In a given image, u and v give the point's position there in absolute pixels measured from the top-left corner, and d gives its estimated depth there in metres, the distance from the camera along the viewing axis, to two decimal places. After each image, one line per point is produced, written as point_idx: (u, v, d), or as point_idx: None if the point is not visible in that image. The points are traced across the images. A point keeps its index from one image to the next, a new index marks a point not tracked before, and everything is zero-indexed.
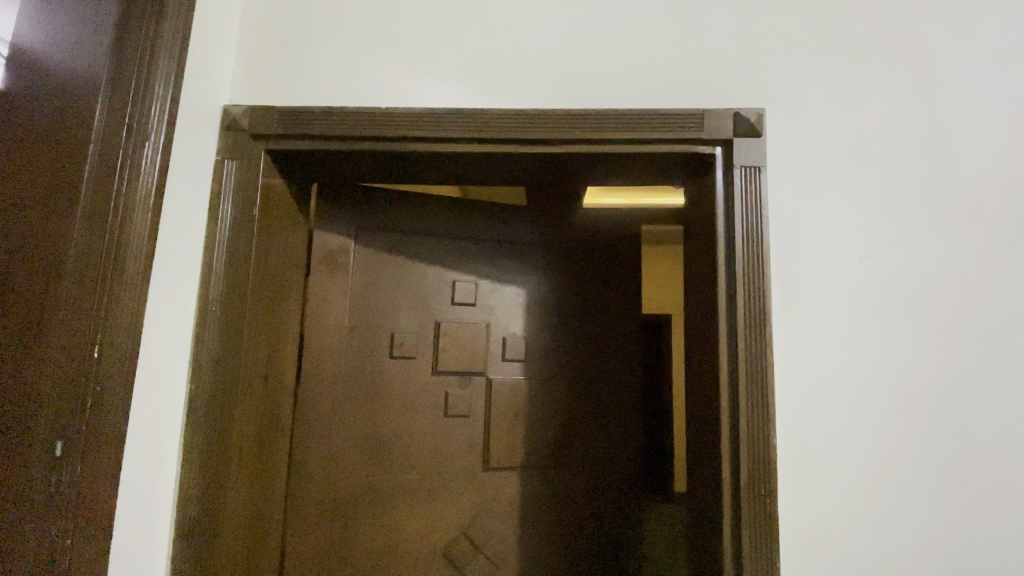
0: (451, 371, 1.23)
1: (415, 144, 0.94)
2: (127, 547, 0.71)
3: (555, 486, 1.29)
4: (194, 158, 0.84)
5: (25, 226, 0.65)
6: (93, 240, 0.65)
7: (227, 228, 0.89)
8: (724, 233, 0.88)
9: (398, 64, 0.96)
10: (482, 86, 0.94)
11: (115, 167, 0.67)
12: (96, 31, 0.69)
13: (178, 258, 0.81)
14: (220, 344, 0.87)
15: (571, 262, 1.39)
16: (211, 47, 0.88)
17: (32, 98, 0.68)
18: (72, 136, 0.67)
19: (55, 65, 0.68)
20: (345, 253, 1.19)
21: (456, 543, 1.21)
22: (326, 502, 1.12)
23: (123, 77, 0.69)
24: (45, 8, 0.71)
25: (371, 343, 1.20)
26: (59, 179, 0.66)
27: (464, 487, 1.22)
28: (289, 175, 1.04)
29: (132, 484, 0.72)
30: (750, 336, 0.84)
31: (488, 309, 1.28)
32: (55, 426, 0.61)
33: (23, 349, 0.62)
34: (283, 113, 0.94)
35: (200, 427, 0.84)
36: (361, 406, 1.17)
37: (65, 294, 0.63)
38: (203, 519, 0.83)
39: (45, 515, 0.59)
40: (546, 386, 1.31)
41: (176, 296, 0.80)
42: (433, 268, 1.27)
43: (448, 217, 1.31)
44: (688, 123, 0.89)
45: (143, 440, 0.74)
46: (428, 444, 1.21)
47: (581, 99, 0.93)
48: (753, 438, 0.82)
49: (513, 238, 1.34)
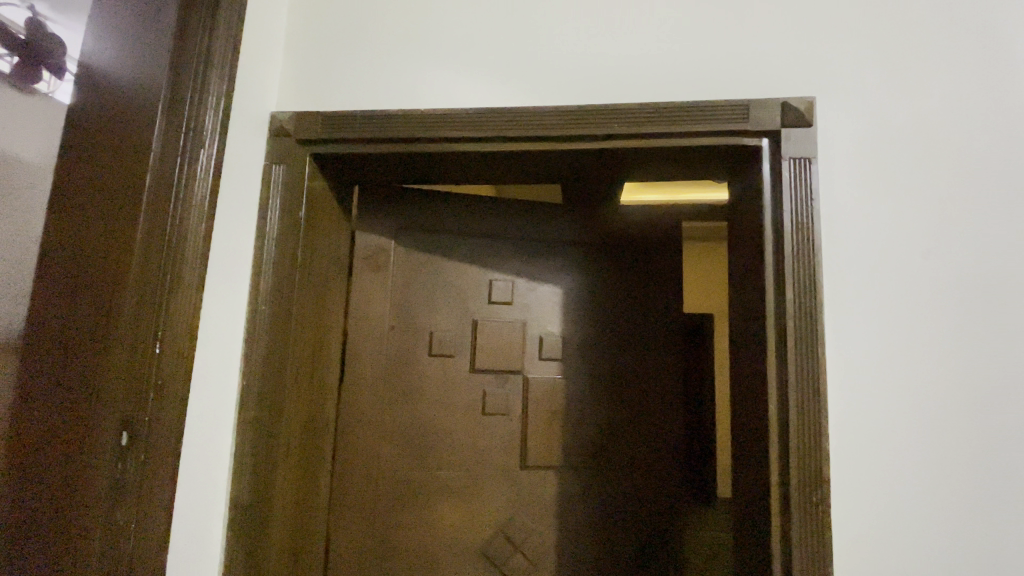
0: (487, 369, 1.24)
1: (452, 143, 0.95)
2: (185, 532, 0.76)
3: (594, 487, 1.27)
4: (244, 164, 0.87)
5: (94, 232, 0.69)
6: (154, 243, 0.69)
7: (275, 230, 0.92)
8: (772, 228, 0.84)
9: (437, 65, 0.97)
10: (520, 84, 0.94)
11: (172, 174, 0.70)
12: (154, 47, 0.73)
13: (230, 260, 0.84)
14: (269, 340, 0.90)
15: (611, 260, 1.35)
16: (259, 58, 0.92)
17: (98, 114, 0.73)
18: (133, 147, 0.71)
19: (118, 82, 0.73)
20: (386, 253, 1.23)
21: (495, 541, 1.21)
22: (369, 497, 1.16)
23: (179, 89, 0.73)
24: (109, 30, 0.75)
25: (410, 341, 1.22)
26: (122, 187, 0.70)
27: (501, 486, 1.22)
28: (334, 178, 1.07)
29: (190, 472, 0.76)
30: (800, 336, 0.80)
31: (525, 308, 1.28)
32: (123, 416, 0.65)
33: (91, 347, 0.66)
34: (327, 118, 0.96)
35: (252, 421, 0.87)
36: (400, 402, 1.20)
37: (127, 295, 0.67)
38: (253, 508, 0.86)
39: (110, 501, 0.63)
40: (584, 386, 1.29)
41: (229, 295, 0.84)
42: (471, 267, 1.28)
43: (486, 216, 1.31)
44: (732, 115, 0.86)
45: (200, 432, 0.78)
46: (466, 441, 1.22)
47: (620, 93, 0.91)
48: (803, 443, 0.78)
49: (550, 235, 1.33)
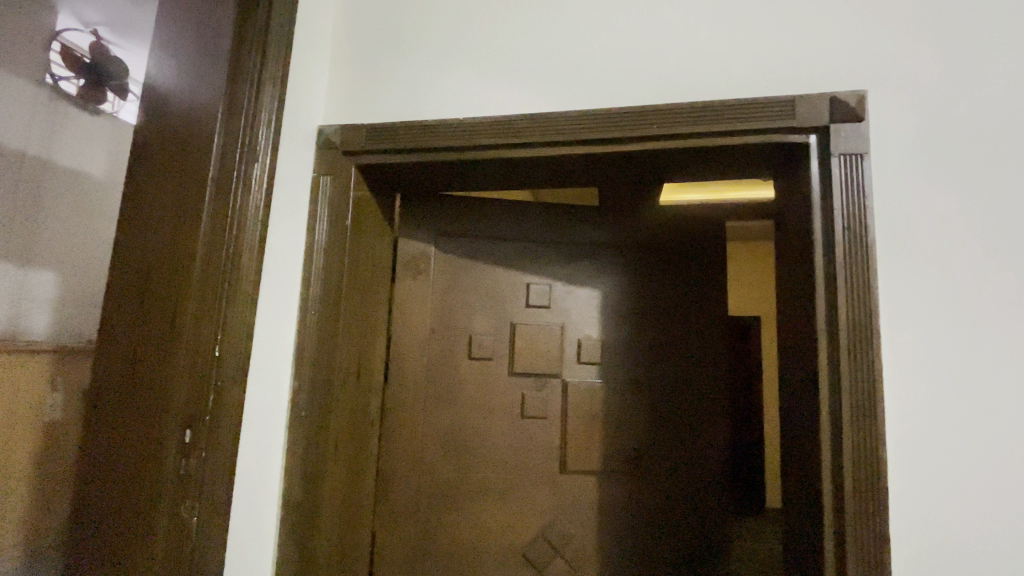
0: (526, 373, 1.25)
1: (490, 149, 0.96)
2: (242, 523, 0.80)
3: (636, 493, 1.24)
4: (293, 175, 0.92)
5: (160, 243, 0.75)
6: (214, 252, 0.73)
7: (323, 237, 0.96)
8: (822, 228, 0.81)
9: (475, 74, 0.99)
10: (557, 90, 0.95)
11: (229, 186, 0.75)
12: (211, 67, 0.78)
13: (283, 266, 0.89)
14: (318, 342, 0.93)
15: (653, 261, 1.32)
16: (307, 74, 0.96)
17: (163, 132, 0.78)
18: (194, 162, 0.76)
19: (181, 101, 0.78)
20: (426, 258, 1.27)
21: (536, 544, 1.21)
22: (412, 495, 1.19)
23: (235, 106, 0.77)
24: (172, 54, 0.81)
25: (450, 345, 1.25)
26: (184, 199, 0.75)
27: (541, 490, 1.23)
28: (378, 187, 1.10)
29: (246, 467, 0.80)
30: (854, 340, 0.77)
31: (563, 311, 1.28)
32: (186, 414, 0.70)
33: (158, 349, 0.71)
34: (370, 130, 1.00)
35: (302, 419, 0.91)
36: (441, 404, 1.23)
37: (189, 300, 0.71)
38: (303, 504, 0.89)
39: (176, 493, 0.68)
40: (624, 390, 1.27)
41: (282, 300, 0.89)
42: (509, 271, 1.29)
43: (524, 220, 1.32)
44: (776, 112, 0.84)
45: (255, 428, 0.82)
46: (506, 443, 1.23)
47: (659, 94, 0.90)
48: (858, 450, 0.75)
49: (589, 238, 1.32)
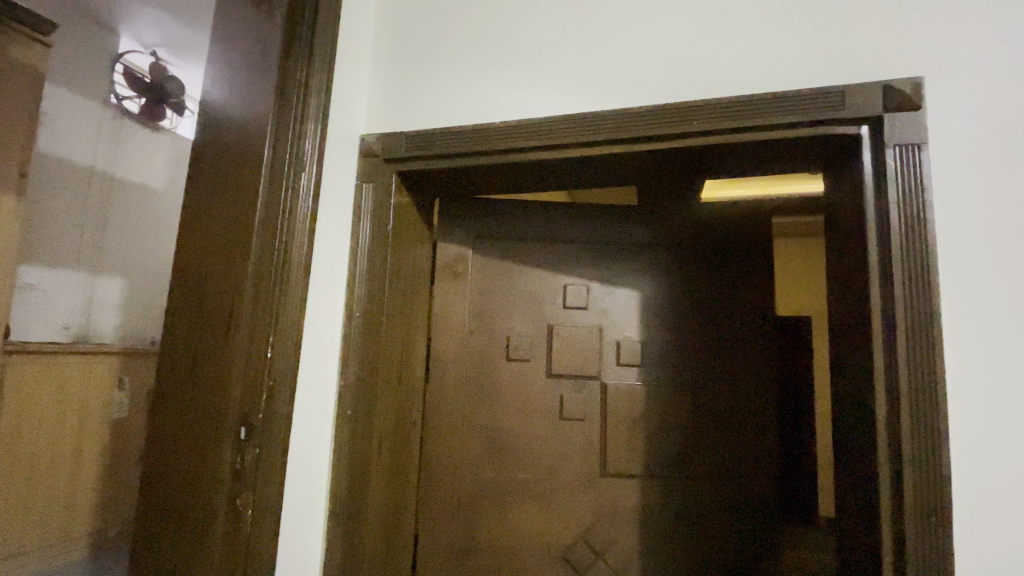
0: (564, 374, 1.24)
1: (526, 152, 0.97)
2: (293, 517, 0.83)
3: (679, 498, 1.21)
4: (337, 183, 0.95)
5: (216, 251, 0.79)
6: (265, 258, 0.77)
7: (366, 242, 0.99)
8: (876, 223, 0.77)
9: (511, 78, 1.00)
10: (594, 90, 0.94)
11: (278, 195, 0.79)
12: (261, 83, 0.82)
13: (329, 271, 0.92)
14: (362, 344, 0.96)
15: (694, 260, 1.29)
16: (348, 86, 1.00)
17: (217, 146, 0.83)
18: (245, 173, 0.80)
19: (234, 117, 0.83)
20: (464, 261, 1.29)
21: (577, 547, 1.20)
22: (452, 495, 1.21)
23: (282, 119, 0.81)
24: (225, 72, 0.86)
25: (488, 346, 1.26)
26: (237, 209, 0.79)
27: (580, 493, 1.22)
28: (417, 193, 1.13)
29: (296, 464, 0.84)
30: (913, 341, 0.73)
31: (601, 312, 1.27)
32: (242, 412, 0.73)
33: (215, 351, 0.76)
34: (409, 137, 1.02)
35: (348, 419, 0.94)
36: (481, 405, 1.24)
37: (243, 304, 0.75)
38: (349, 500, 0.92)
39: (233, 486, 0.72)
40: (665, 392, 1.25)
41: (328, 303, 0.92)
42: (547, 272, 1.29)
43: (561, 221, 1.32)
44: (825, 103, 0.80)
45: (305, 427, 0.86)
46: (545, 445, 1.23)
47: (699, 90, 0.88)
48: (920, 457, 0.70)
49: (627, 237, 1.30)
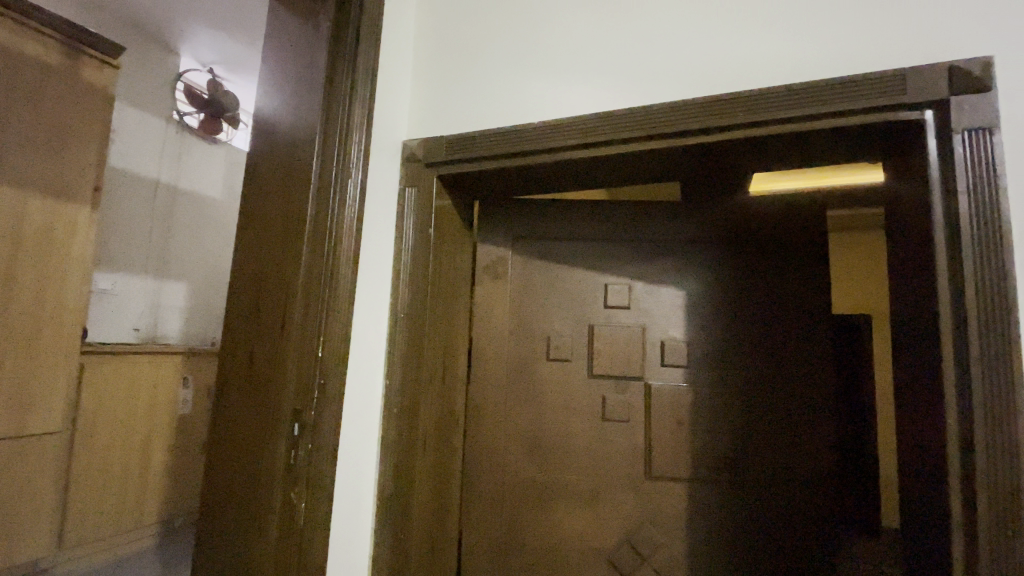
0: (607, 375, 1.23)
1: (565, 151, 0.97)
2: (344, 510, 0.87)
3: (728, 503, 1.17)
4: (382, 188, 0.98)
5: (269, 255, 0.83)
6: (315, 260, 0.80)
7: (410, 245, 1.02)
8: (942, 214, 0.72)
9: (549, 78, 1.00)
10: (633, 87, 0.93)
11: (326, 200, 0.82)
12: (309, 94, 0.86)
13: (375, 273, 0.95)
14: (406, 343, 0.99)
15: (741, 258, 1.25)
16: (391, 93, 1.03)
17: (270, 156, 0.88)
18: (295, 181, 0.84)
19: (285, 127, 0.87)
20: (504, 261, 1.30)
21: (622, 550, 1.19)
22: (495, 495, 1.22)
23: (330, 128, 0.84)
24: (276, 85, 0.90)
25: (529, 346, 1.27)
26: (288, 215, 0.83)
27: (625, 494, 1.20)
28: (458, 195, 1.15)
29: (346, 459, 0.87)
30: (987, 340, 0.67)
31: (644, 311, 1.25)
32: (296, 409, 0.77)
33: (270, 350, 0.80)
34: (449, 140, 1.04)
35: (396, 416, 0.97)
36: (523, 405, 1.25)
37: (295, 305, 0.79)
38: (396, 496, 0.95)
39: (288, 479, 0.75)
40: (712, 393, 1.21)
41: (375, 304, 0.95)
42: (587, 272, 1.28)
43: (601, 221, 1.30)
44: (883, 88, 0.76)
45: (354, 424, 0.89)
46: (588, 446, 1.22)
47: (745, 80, 0.85)
48: (995, 465, 0.65)
49: (670, 235, 1.27)
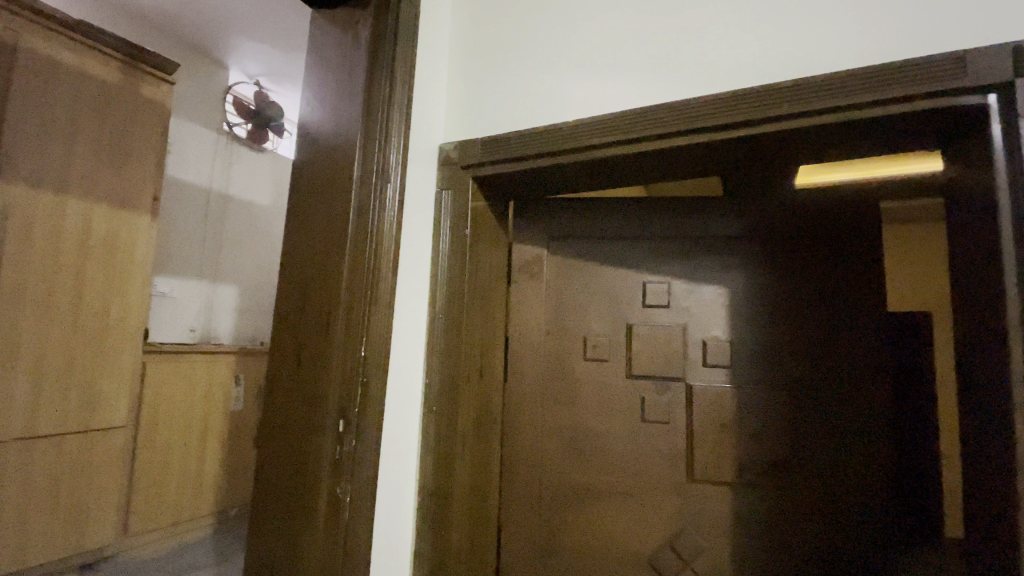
0: (646, 375, 1.21)
1: (600, 150, 0.96)
2: (387, 505, 0.89)
3: (776, 509, 1.14)
4: (419, 191, 1.00)
5: (314, 259, 0.87)
6: (358, 263, 0.83)
7: (447, 247, 1.04)
8: (1010, 205, 0.67)
9: (584, 77, 0.99)
10: (670, 81, 0.91)
11: (367, 205, 0.84)
12: (350, 102, 0.89)
13: (414, 275, 0.97)
14: (445, 343, 1.01)
15: (787, 255, 1.20)
16: (427, 98, 1.05)
17: (314, 163, 0.91)
18: (337, 187, 0.87)
19: (327, 135, 0.90)
20: (540, 261, 1.30)
21: (663, 553, 1.17)
22: (534, 495, 1.22)
23: (370, 134, 0.87)
24: (318, 95, 0.93)
25: (566, 346, 1.26)
26: (331, 220, 0.86)
27: (665, 497, 1.18)
28: (493, 196, 1.16)
29: (389, 456, 0.90)
30: None
31: (684, 311, 1.23)
32: (341, 405, 0.80)
33: (316, 349, 0.83)
34: (484, 143, 1.05)
35: (436, 415, 0.99)
36: (560, 405, 1.25)
37: (339, 307, 0.82)
38: (437, 493, 0.97)
39: (335, 473, 0.78)
40: (757, 395, 1.17)
41: (414, 305, 0.97)
42: (625, 271, 1.27)
43: (638, 219, 1.28)
44: (941, 72, 0.71)
45: (396, 421, 0.92)
46: (627, 447, 1.21)
47: (788, 70, 0.82)
48: None
49: (712, 231, 1.24)
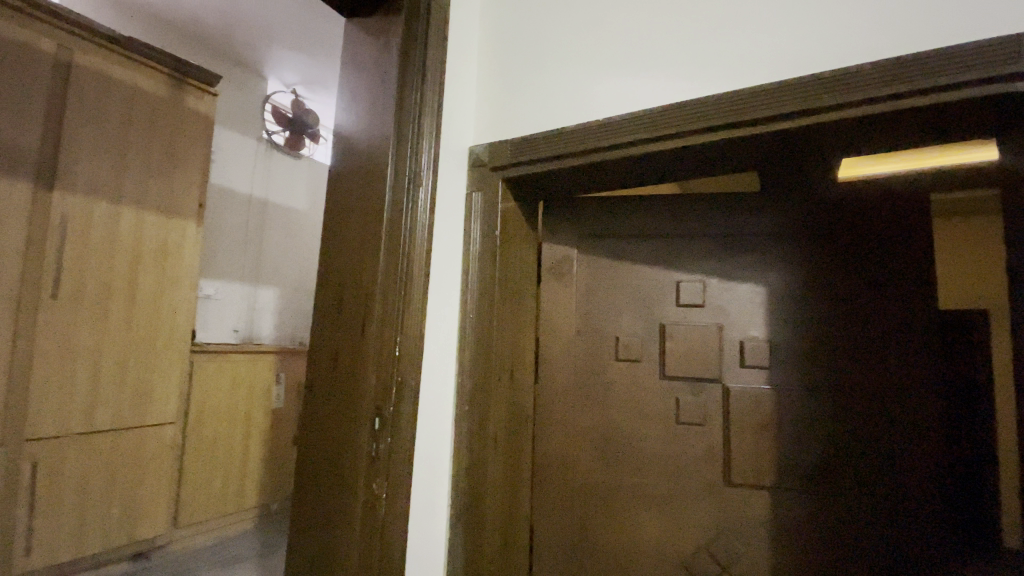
0: (680, 376, 1.19)
1: (631, 148, 0.95)
2: (422, 502, 0.91)
3: (818, 514, 1.10)
4: (450, 194, 1.02)
5: (349, 261, 0.89)
6: (392, 265, 0.85)
7: (478, 248, 1.05)
8: None
9: (615, 75, 0.99)
10: (703, 77, 0.89)
11: (400, 207, 0.87)
12: (382, 107, 0.91)
13: (446, 276, 0.99)
14: (476, 343, 1.02)
15: (829, 251, 1.16)
16: (457, 102, 1.07)
17: (348, 168, 0.94)
18: (370, 191, 0.89)
19: (360, 141, 0.93)
20: (570, 261, 1.29)
21: (699, 557, 1.15)
22: (566, 496, 1.22)
23: (402, 138, 0.89)
24: (351, 102, 0.96)
25: (598, 346, 1.25)
26: (366, 222, 0.88)
27: (701, 500, 1.16)
28: (522, 197, 1.16)
29: (423, 454, 0.92)
30: None
31: (720, 310, 1.20)
32: (376, 403, 0.82)
33: (351, 349, 0.85)
34: (513, 144, 1.06)
35: (469, 414, 1.00)
36: (592, 406, 1.24)
37: (373, 307, 0.84)
38: (470, 491, 0.98)
39: (371, 469, 0.80)
40: (798, 397, 1.14)
41: (446, 306, 0.99)
42: (656, 270, 1.25)
43: (671, 217, 1.26)
44: (996, 56, 0.67)
45: (430, 420, 0.93)
46: (661, 449, 1.19)
47: (827, 60, 0.79)
48: None
49: (748, 228, 1.21)
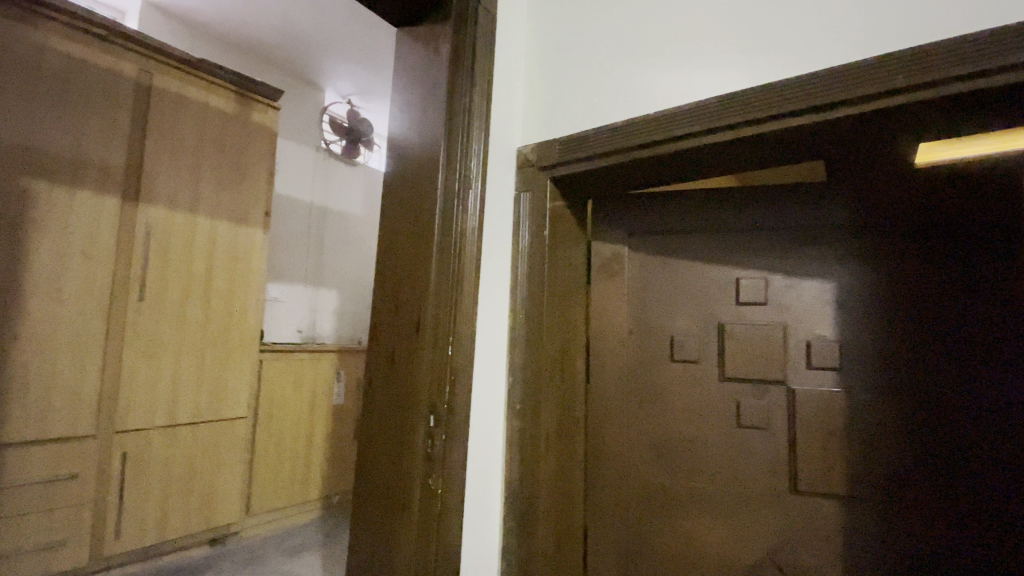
0: (740, 378, 1.14)
1: (683, 142, 0.91)
2: (477, 500, 0.93)
3: (897, 528, 1.02)
4: (499, 195, 1.03)
5: (403, 264, 0.92)
6: (445, 267, 0.87)
7: (527, 249, 1.05)
8: None
9: (666, 67, 0.95)
10: (762, 63, 0.85)
11: (450, 211, 0.88)
12: (432, 113, 0.93)
13: (496, 277, 1.00)
14: (526, 343, 1.02)
15: (906, 244, 1.07)
16: (505, 104, 1.07)
17: (400, 174, 0.96)
18: (422, 196, 0.91)
19: (412, 147, 0.95)
20: (621, 258, 1.25)
21: (765, 567, 1.09)
22: (621, 505, 1.16)
23: (452, 143, 0.90)
24: (403, 109, 0.99)
25: (652, 346, 1.22)
26: (418, 227, 0.91)
27: (766, 508, 1.10)
28: (572, 196, 1.15)
29: (477, 452, 0.93)
30: None
31: (783, 308, 1.13)
32: (431, 401, 0.84)
33: (406, 349, 0.88)
34: (561, 143, 1.05)
35: (520, 414, 1.01)
36: (647, 407, 1.21)
37: (426, 308, 0.86)
38: (523, 491, 0.99)
39: (427, 466, 0.82)
40: (873, 401, 1.05)
41: (497, 306, 1.00)
42: (713, 267, 1.20)
43: (728, 212, 1.21)
44: None
45: (482, 420, 0.95)
46: (721, 453, 1.14)
47: (903, 36, 0.72)
48: None
49: (813, 221, 1.13)
